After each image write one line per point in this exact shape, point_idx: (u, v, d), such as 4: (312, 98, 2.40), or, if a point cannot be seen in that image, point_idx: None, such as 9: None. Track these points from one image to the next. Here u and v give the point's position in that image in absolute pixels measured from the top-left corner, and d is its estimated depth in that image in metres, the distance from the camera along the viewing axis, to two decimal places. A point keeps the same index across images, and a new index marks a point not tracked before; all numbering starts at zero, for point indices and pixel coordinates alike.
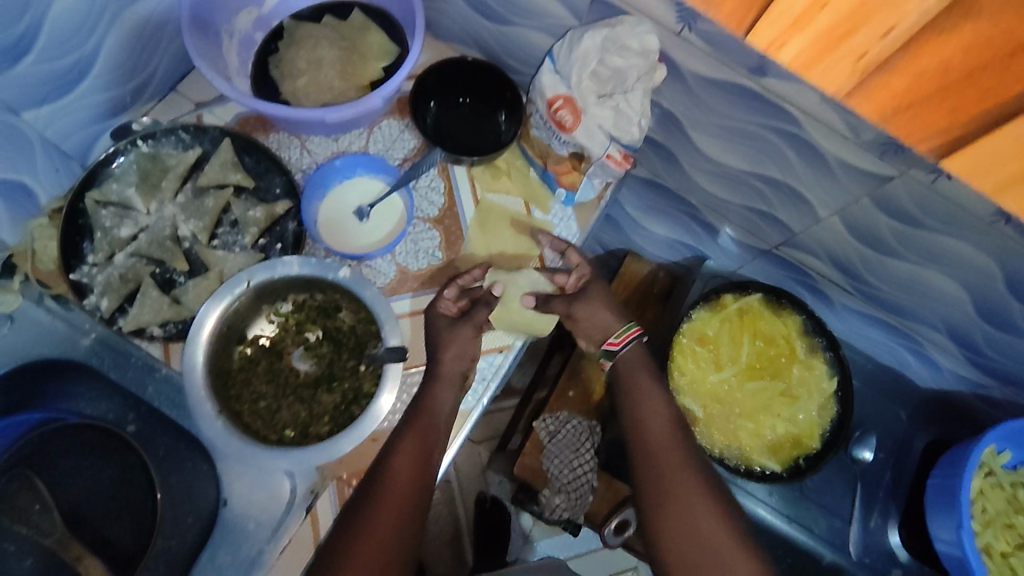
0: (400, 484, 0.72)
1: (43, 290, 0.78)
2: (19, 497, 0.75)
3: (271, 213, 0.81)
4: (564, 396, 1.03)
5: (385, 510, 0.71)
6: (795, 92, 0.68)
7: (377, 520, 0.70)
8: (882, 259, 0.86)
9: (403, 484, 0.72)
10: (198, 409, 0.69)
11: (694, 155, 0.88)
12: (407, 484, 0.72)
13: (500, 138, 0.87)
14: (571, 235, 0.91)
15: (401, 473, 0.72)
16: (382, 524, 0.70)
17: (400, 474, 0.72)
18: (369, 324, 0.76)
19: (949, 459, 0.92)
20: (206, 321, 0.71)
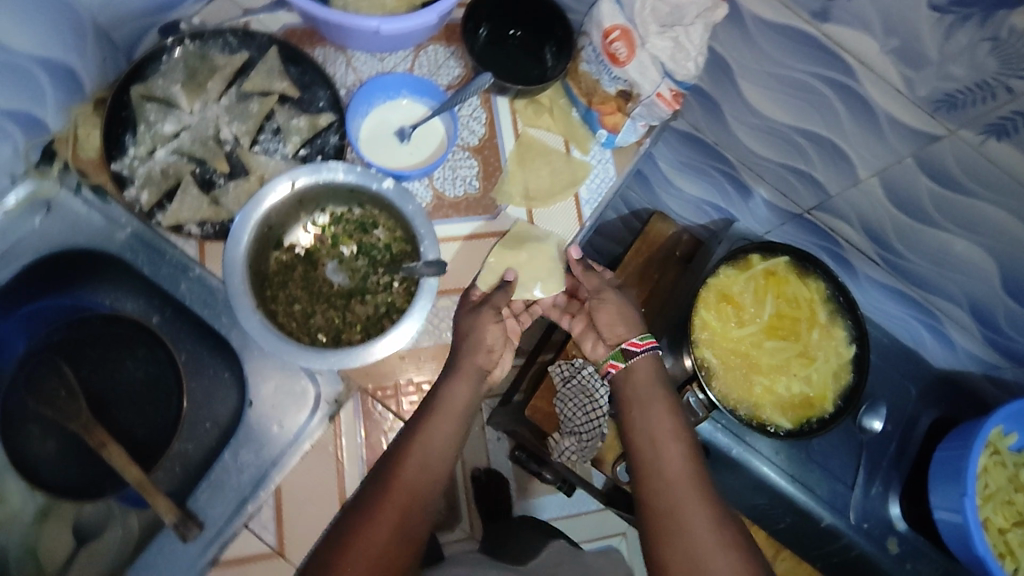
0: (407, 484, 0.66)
1: (82, 179, 0.77)
2: (46, 381, 0.76)
3: (314, 124, 0.80)
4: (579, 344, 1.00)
5: (384, 513, 0.64)
6: (855, 39, 0.69)
7: (375, 526, 0.63)
8: (915, 228, 0.87)
9: (408, 486, 0.66)
10: (237, 302, 0.69)
11: (740, 108, 0.88)
12: (411, 488, 0.66)
13: (545, 74, 0.86)
14: (608, 179, 0.89)
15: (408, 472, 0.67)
16: (380, 529, 0.63)
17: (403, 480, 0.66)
18: (404, 244, 0.77)
19: (958, 434, 0.93)
20: (248, 220, 0.71)
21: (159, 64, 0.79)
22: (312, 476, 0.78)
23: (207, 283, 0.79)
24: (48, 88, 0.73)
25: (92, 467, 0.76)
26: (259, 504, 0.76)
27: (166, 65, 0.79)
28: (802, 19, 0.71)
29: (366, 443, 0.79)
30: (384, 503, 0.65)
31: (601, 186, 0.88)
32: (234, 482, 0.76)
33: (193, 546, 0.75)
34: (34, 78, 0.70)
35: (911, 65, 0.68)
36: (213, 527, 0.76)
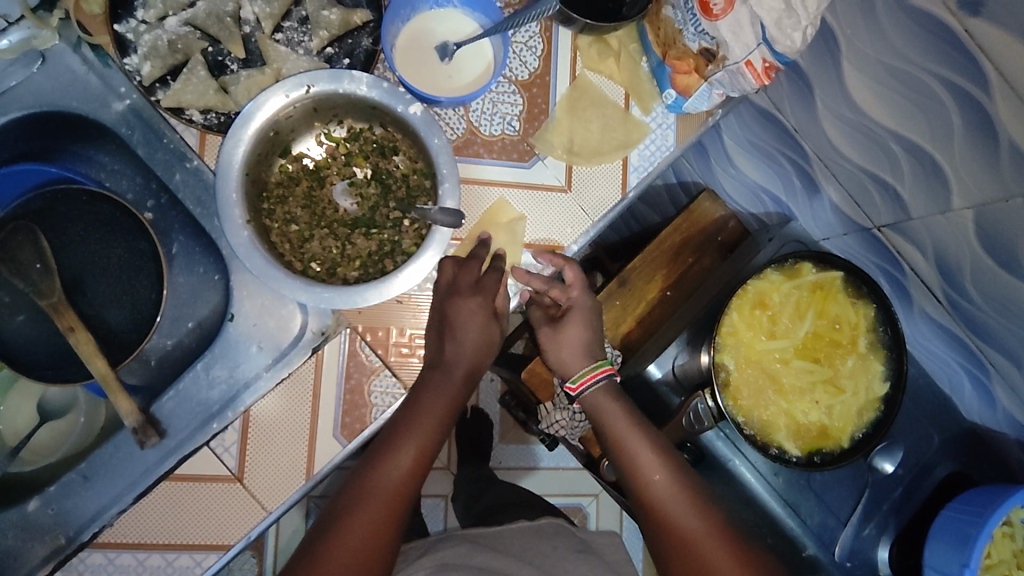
0: (393, 484, 0.65)
1: (82, 35, 0.69)
2: (21, 251, 0.70)
3: (348, 20, 0.70)
4: None
5: (375, 510, 0.64)
6: (1007, 41, 0.57)
7: (367, 524, 0.63)
8: (996, 273, 0.75)
9: (394, 484, 0.65)
10: (225, 211, 0.61)
11: (836, 95, 0.75)
12: (399, 482, 0.65)
13: (620, 11, 0.72)
14: (666, 148, 0.78)
15: (397, 470, 0.65)
16: (370, 526, 0.63)
17: (389, 480, 0.65)
18: (423, 179, 0.68)
19: (974, 497, 0.88)
20: (253, 120, 0.62)
21: None
22: (283, 410, 0.69)
23: (204, 179, 0.71)
24: None
25: (59, 350, 0.72)
26: (224, 425, 0.69)
27: None
28: (946, 7, 0.59)
29: (346, 386, 0.70)
30: (366, 504, 0.64)
31: (656, 155, 0.78)
32: (202, 397, 0.71)
33: (150, 453, 0.69)
34: None
35: None
36: (174, 438, 0.70)
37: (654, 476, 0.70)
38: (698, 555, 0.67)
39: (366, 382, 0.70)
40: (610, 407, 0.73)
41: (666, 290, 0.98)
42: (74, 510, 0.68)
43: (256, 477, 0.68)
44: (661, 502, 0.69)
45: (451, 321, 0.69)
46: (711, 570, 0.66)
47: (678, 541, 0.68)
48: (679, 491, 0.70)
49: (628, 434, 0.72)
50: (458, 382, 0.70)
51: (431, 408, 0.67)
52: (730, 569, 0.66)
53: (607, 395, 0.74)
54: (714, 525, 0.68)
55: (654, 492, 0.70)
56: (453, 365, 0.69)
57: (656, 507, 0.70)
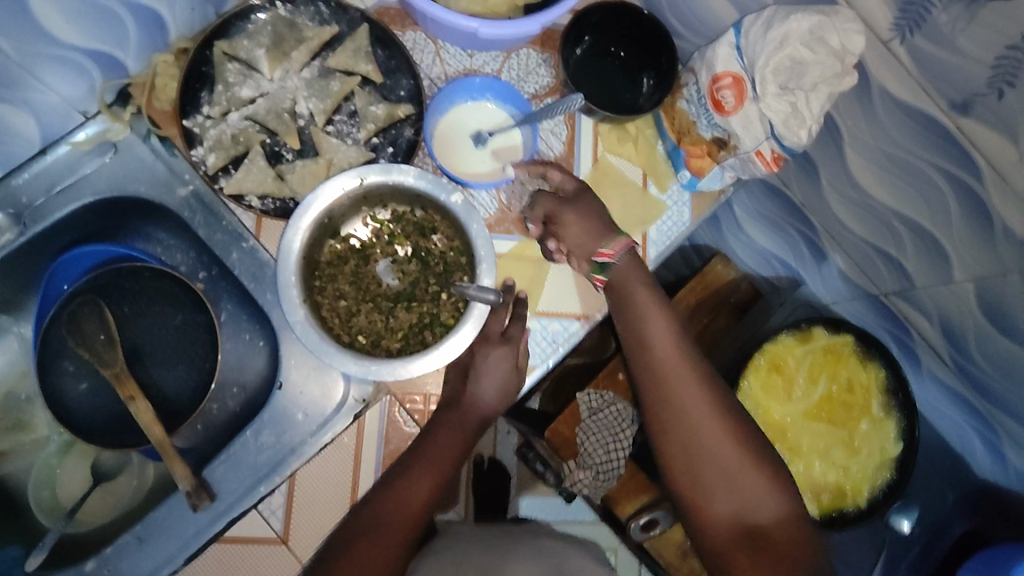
0: (411, 505, 0.66)
1: (153, 128, 0.76)
2: (88, 323, 0.75)
3: (392, 114, 0.77)
4: (612, 377, 0.98)
5: (394, 526, 0.64)
6: (995, 140, 0.63)
7: (380, 541, 0.63)
8: (995, 338, 0.80)
9: (409, 510, 0.65)
10: (284, 291, 0.67)
11: (840, 175, 0.81)
12: (415, 506, 0.66)
13: (638, 101, 0.81)
14: (682, 223, 0.84)
15: (413, 494, 0.66)
16: (381, 544, 0.62)
17: (403, 501, 0.66)
18: (461, 256, 0.74)
19: (992, 557, 0.90)
20: (310, 208, 0.68)
21: (247, 23, 0.76)
22: (327, 471, 0.74)
23: (259, 257, 0.77)
24: (134, 32, 0.71)
25: (118, 416, 0.77)
26: (271, 488, 0.73)
27: (253, 27, 0.76)
28: (938, 107, 0.64)
29: (385, 451, 0.75)
30: (385, 523, 0.64)
31: (673, 230, 0.84)
32: (251, 461, 0.74)
33: (201, 515, 0.72)
34: (122, 22, 0.68)
35: None
36: (223, 501, 0.73)
37: (658, 332, 0.71)
38: (691, 422, 0.69)
39: (404, 447, 0.75)
40: (631, 270, 0.72)
41: None
42: (129, 571, 0.71)
43: (301, 535, 0.73)
44: (664, 352, 0.70)
45: (479, 370, 0.72)
46: (698, 425, 0.69)
47: (680, 410, 0.69)
48: (683, 378, 0.70)
49: (641, 312, 0.71)
50: (472, 425, 0.72)
51: (443, 442, 0.70)
52: (728, 446, 0.69)
53: (631, 265, 0.72)
54: (701, 387, 0.70)
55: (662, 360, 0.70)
56: (470, 409, 0.72)
57: (659, 363, 0.70)
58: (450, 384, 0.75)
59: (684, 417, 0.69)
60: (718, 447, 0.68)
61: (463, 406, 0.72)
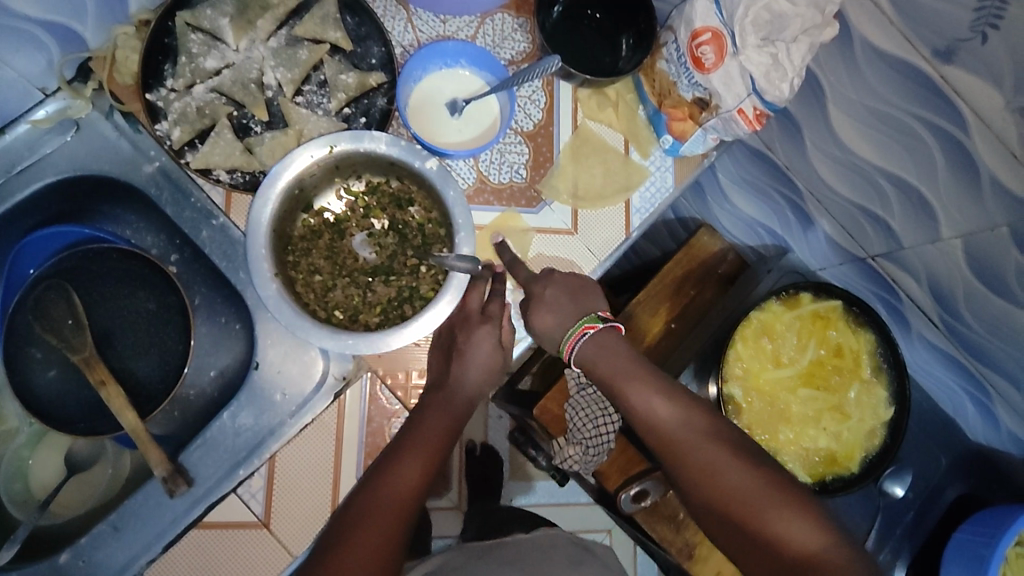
0: (400, 490, 0.63)
1: (114, 103, 0.73)
2: (55, 307, 0.73)
3: (364, 83, 0.74)
4: None
5: (383, 516, 0.61)
6: (979, 87, 0.61)
7: (375, 531, 0.60)
8: (987, 296, 0.79)
9: (402, 493, 0.63)
10: (255, 265, 0.65)
11: (823, 135, 0.80)
12: (408, 489, 0.63)
13: (617, 65, 0.78)
14: (665, 189, 0.82)
15: (405, 476, 0.63)
16: (378, 534, 0.60)
17: (393, 487, 0.63)
18: (439, 227, 0.72)
19: (986, 518, 0.89)
20: (279, 179, 0.66)
21: None
22: (308, 452, 0.72)
23: (230, 234, 0.75)
24: None
25: (89, 403, 0.74)
26: (249, 471, 0.71)
27: None
28: (921, 55, 0.63)
29: (368, 429, 0.73)
30: (373, 513, 0.61)
31: (656, 196, 0.82)
32: (229, 444, 0.72)
33: (178, 502, 0.71)
34: None
35: None
36: (202, 486, 0.71)
37: (658, 409, 0.70)
38: (711, 481, 0.67)
39: (387, 425, 0.73)
40: (602, 354, 0.71)
41: (671, 322, 0.99)
42: (104, 561, 0.69)
43: (283, 521, 0.71)
44: (670, 428, 0.69)
45: (462, 349, 0.69)
46: (725, 486, 0.66)
47: (695, 472, 0.68)
48: (651, 403, 0.69)
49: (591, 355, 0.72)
50: (458, 406, 0.69)
51: (428, 425, 0.67)
52: (750, 492, 0.65)
53: (601, 345, 0.72)
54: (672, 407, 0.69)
55: (626, 391, 0.70)
56: (455, 391, 0.69)
57: (667, 437, 0.69)
58: (435, 365, 0.71)
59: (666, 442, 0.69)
60: (706, 464, 0.67)
61: (447, 388, 0.69)
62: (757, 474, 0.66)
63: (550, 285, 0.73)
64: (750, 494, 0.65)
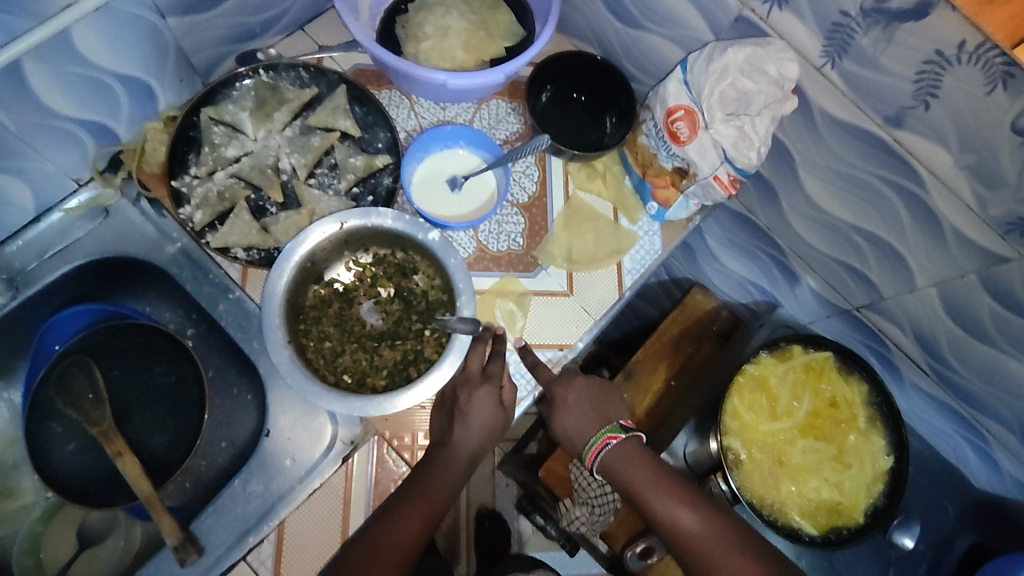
0: (401, 539, 0.64)
1: (141, 191, 0.80)
2: (77, 382, 0.77)
3: (371, 164, 0.81)
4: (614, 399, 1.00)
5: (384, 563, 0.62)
6: (930, 148, 0.67)
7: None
8: (971, 343, 0.82)
9: (401, 542, 0.64)
10: (269, 333, 0.69)
11: (797, 196, 0.86)
12: (407, 539, 0.64)
13: (602, 140, 0.86)
14: (654, 252, 0.88)
15: (405, 527, 0.65)
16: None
17: (393, 536, 0.64)
18: (441, 293, 0.76)
19: (996, 565, 0.89)
20: (293, 253, 0.71)
21: (231, 89, 0.81)
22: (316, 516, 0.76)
23: (245, 307, 0.80)
24: (125, 101, 0.76)
25: (107, 475, 0.77)
26: (259, 538, 0.73)
27: (237, 92, 0.81)
28: (874, 122, 0.70)
29: (374, 491, 0.76)
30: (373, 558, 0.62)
31: (646, 258, 0.87)
32: (239, 511, 0.74)
33: (189, 571, 0.72)
34: (112, 92, 0.73)
35: (987, 185, 0.66)
36: (212, 554, 0.73)
37: (687, 519, 0.69)
38: None
39: (392, 487, 0.75)
40: (633, 467, 0.72)
41: (671, 379, 1.03)
42: None
43: None
44: (702, 542, 0.68)
45: (464, 407, 0.71)
46: None
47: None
48: (687, 514, 0.69)
49: (624, 468, 0.72)
50: (461, 462, 0.70)
51: (429, 477, 0.69)
52: None
53: (624, 456, 0.73)
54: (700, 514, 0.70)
55: (653, 498, 0.70)
56: (459, 447, 0.70)
57: (698, 550, 0.68)
58: (438, 423, 0.73)
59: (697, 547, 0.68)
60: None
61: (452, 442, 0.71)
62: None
63: (571, 390, 0.76)
64: None
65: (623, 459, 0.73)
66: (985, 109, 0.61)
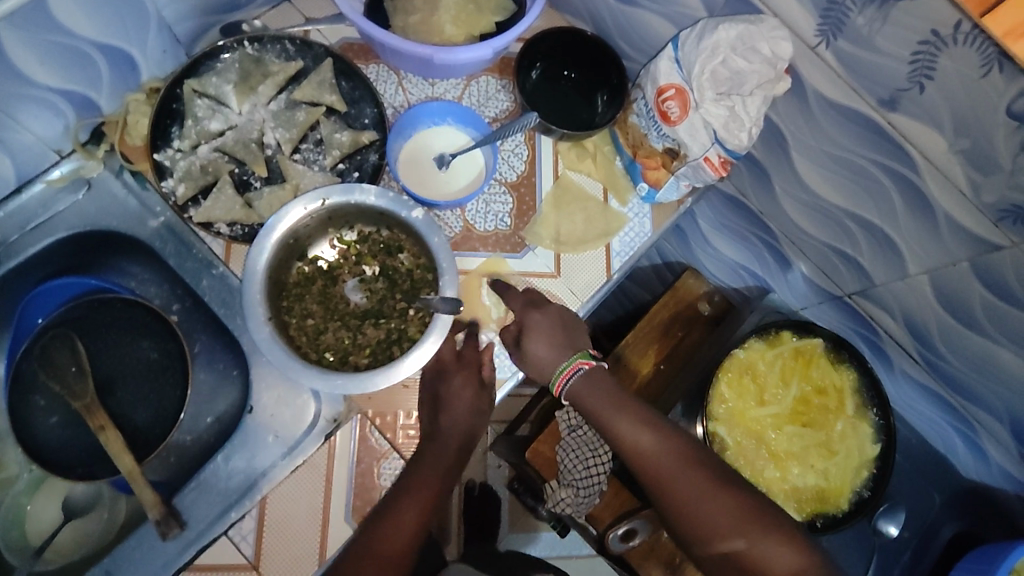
0: (399, 535, 0.67)
1: (125, 163, 0.79)
2: (60, 356, 0.77)
3: (357, 140, 0.80)
4: None
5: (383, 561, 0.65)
6: (924, 132, 0.66)
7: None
8: (961, 332, 0.81)
9: (398, 539, 0.67)
10: (250, 310, 0.68)
11: (790, 180, 0.84)
12: (405, 537, 0.67)
13: (593, 120, 0.84)
14: (643, 234, 0.86)
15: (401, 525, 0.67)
16: None
17: (393, 533, 0.67)
18: (426, 273, 0.76)
19: (980, 554, 0.89)
20: (275, 229, 0.70)
21: (215, 61, 0.79)
22: None
23: (228, 283, 0.79)
24: (106, 72, 0.74)
25: (90, 449, 0.77)
26: (241, 514, 0.73)
27: (221, 64, 0.80)
28: (868, 105, 0.68)
29: (357, 469, 0.74)
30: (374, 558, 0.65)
31: (635, 240, 0.86)
32: (221, 487, 0.75)
33: (171, 545, 0.72)
34: (92, 62, 0.72)
35: (982, 171, 0.64)
36: (194, 529, 0.73)
37: (647, 442, 0.72)
38: (700, 516, 0.71)
39: (375, 465, 0.74)
40: (595, 392, 0.74)
41: (660, 363, 1.03)
42: None
43: (271, 563, 0.71)
44: (660, 464, 0.72)
45: (450, 395, 0.72)
46: (711, 518, 0.71)
47: (685, 516, 0.71)
48: (648, 438, 0.73)
49: (586, 394, 0.74)
50: (452, 450, 0.72)
51: (421, 474, 0.70)
52: (730, 523, 0.71)
53: (590, 385, 0.75)
54: (662, 439, 0.73)
55: (614, 423, 0.73)
56: (450, 437, 0.72)
57: (656, 471, 0.72)
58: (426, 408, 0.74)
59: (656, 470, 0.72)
60: (694, 500, 0.71)
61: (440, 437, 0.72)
62: (738, 507, 0.72)
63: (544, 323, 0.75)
64: (731, 524, 0.71)
65: (585, 385, 0.74)
66: (981, 92, 0.59)
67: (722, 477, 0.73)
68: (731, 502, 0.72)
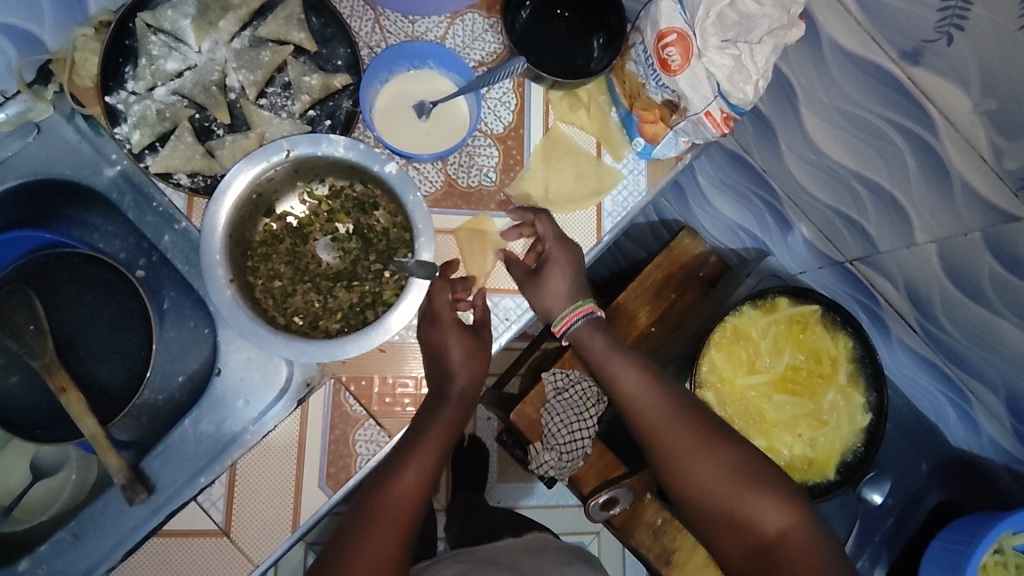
0: (402, 496, 0.65)
1: (75, 106, 0.72)
2: (17, 314, 0.74)
3: (328, 85, 0.73)
4: None
5: (390, 521, 0.63)
6: (946, 90, 0.60)
7: (378, 535, 0.62)
8: (963, 302, 0.77)
9: (402, 499, 0.65)
10: (209, 271, 0.64)
11: (798, 139, 0.78)
12: (409, 496, 0.65)
13: (588, 66, 0.77)
14: (638, 192, 0.81)
15: (403, 486, 0.65)
16: (382, 539, 0.62)
17: (400, 494, 0.65)
18: (403, 232, 0.71)
19: (964, 523, 0.89)
20: (236, 183, 0.65)
21: None
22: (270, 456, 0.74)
23: (192, 239, 0.74)
24: None
25: (51, 410, 0.75)
26: (210, 479, 0.70)
27: None
28: (888, 57, 0.62)
29: (330, 436, 0.71)
30: (388, 512, 0.64)
31: (628, 200, 0.80)
32: (189, 452, 0.72)
33: (138, 509, 0.71)
34: None
35: (1005, 134, 0.59)
36: (162, 494, 0.71)
37: (636, 386, 0.73)
38: (685, 465, 0.70)
39: (350, 432, 0.71)
40: (592, 336, 0.75)
41: (651, 326, 0.98)
42: (64, 569, 0.69)
43: (241, 528, 0.69)
44: (648, 411, 0.72)
45: (444, 352, 0.69)
46: (695, 466, 0.70)
47: (678, 470, 0.70)
48: (640, 381, 0.73)
49: (585, 340, 0.76)
50: (457, 408, 0.70)
51: (433, 429, 0.68)
52: (713, 474, 0.69)
53: (589, 331, 0.76)
54: (653, 386, 0.73)
55: (609, 369, 0.74)
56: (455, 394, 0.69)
57: (644, 417, 0.72)
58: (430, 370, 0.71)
59: (644, 415, 0.72)
60: (680, 448, 0.71)
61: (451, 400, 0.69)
62: (732, 466, 0.70)
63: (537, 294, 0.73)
64: (714, 476, 0.69)
65: (588, 334, 0.75)
66: (1013, 47, 0.54)
67: (712, 429, 0.72)
68: (719, 453, 0.70)
